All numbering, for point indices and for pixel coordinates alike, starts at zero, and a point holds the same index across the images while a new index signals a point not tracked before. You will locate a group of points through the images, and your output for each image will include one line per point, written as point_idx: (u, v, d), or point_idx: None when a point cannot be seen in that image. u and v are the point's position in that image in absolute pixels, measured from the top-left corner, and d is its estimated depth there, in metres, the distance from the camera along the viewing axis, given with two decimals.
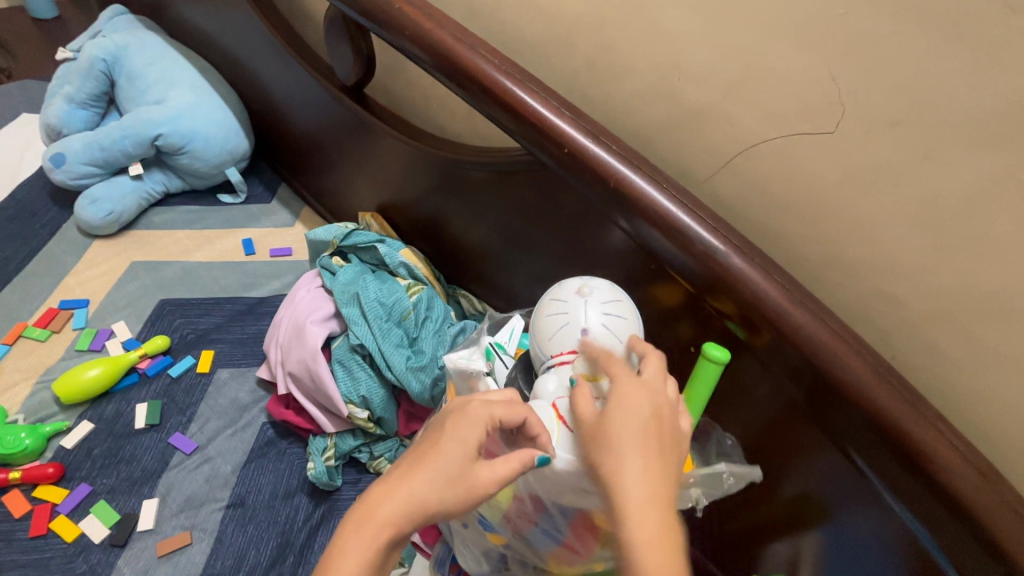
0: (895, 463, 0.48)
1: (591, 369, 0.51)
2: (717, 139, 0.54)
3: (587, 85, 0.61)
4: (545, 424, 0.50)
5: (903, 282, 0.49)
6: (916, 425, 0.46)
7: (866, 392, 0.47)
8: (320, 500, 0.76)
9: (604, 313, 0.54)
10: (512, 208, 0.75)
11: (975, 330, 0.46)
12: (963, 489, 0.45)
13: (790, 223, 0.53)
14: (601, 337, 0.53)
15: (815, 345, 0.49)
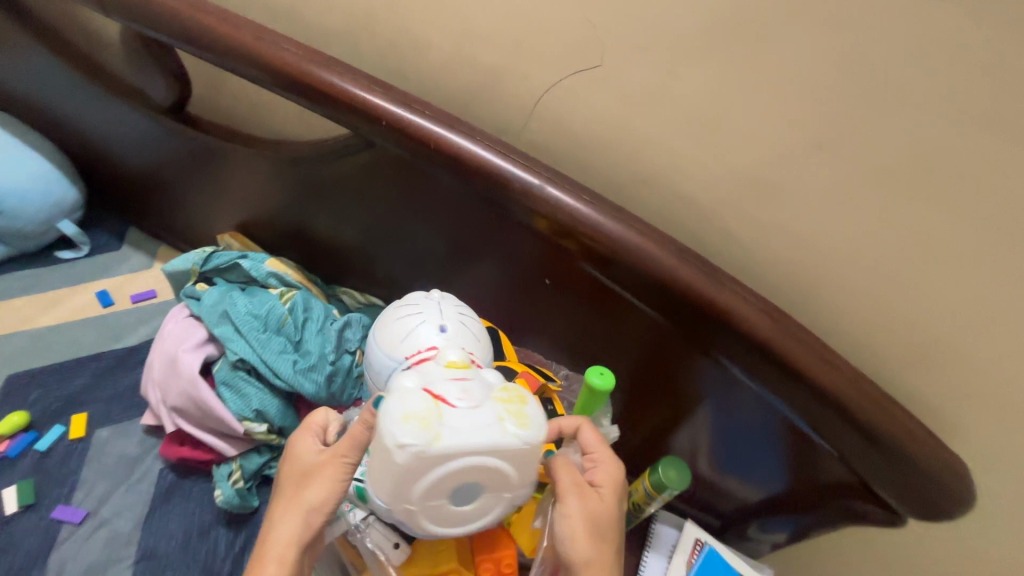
0: (710, 325, 0.58)
1: (458, 354, 0.55)
2: (518, 90, 0.60)
3: (399, 63, 0.64)
4: (421, 404, 0.47)
5: (690, 182, 0.57)
6: (715, 289, 0.56)
7: (675, 273, 0.56)
8: (239, 526, 0.74)
9: (457, 314, 0.69)
10: (365, 195, 0.77)
11: (747, 208, 0.56)
12: (755, 327, 0.56)
13: (595, 153, 0.60)
14: (455, 331, 0.65)
15: (630, 246, 0.57)
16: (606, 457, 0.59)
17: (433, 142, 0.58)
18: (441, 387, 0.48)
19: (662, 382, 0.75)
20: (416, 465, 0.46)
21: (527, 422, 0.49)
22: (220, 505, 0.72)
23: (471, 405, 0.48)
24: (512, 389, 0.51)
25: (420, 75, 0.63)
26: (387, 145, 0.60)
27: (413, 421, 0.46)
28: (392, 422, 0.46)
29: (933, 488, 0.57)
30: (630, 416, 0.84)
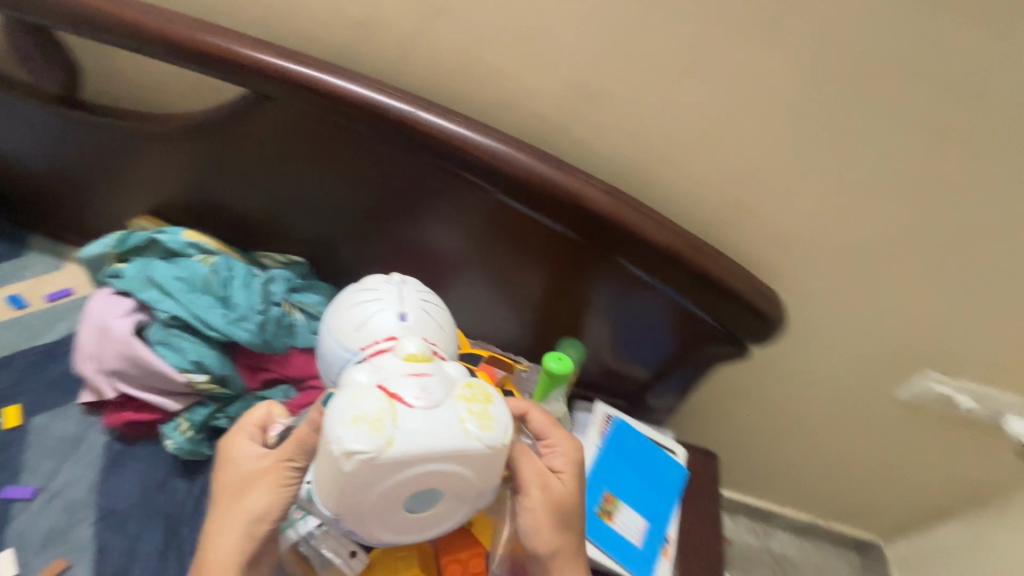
0: (569, 209, 0.73)
1: (419, 349, 0.64)
2: (386, 37, 0.70)
3: (278, 25, 0.73)
4: (377, 407, 0.56)
5: (539, 99, 0.71)
6: (566, 176, 0.71)
7: (533, 169, 0.71)
8: (196, 476, 0.80)
9: (420, 299, 0.74)
10: (267, 156, 0.85)
11: (585, 112, 0.70)
12: (600, 202, 0.72)
13: (461, 85, 0.72)
14: (418, 320, 0.71)
15: (495, 153, 0.70)
16: (563, 439, 0.69)
17: (315, 86, 0.68)
18: (398, 392, 0.58)
19: (556, 285, 0.88)
20: (365, 469, 0.54)
21: (475, 425, 0.58)
22: (173, 454, 0.79)
23: (426, 407, 0.58)
24: (471, 390, 0.60)
25: (298, 33, 0.72)
26: (276, 93, 0.69)
27: (365, 422, 0.54)
28: (346, 424, 0.54)
29: (740, 300, 0.77)
30: (536, 325, 0.97)
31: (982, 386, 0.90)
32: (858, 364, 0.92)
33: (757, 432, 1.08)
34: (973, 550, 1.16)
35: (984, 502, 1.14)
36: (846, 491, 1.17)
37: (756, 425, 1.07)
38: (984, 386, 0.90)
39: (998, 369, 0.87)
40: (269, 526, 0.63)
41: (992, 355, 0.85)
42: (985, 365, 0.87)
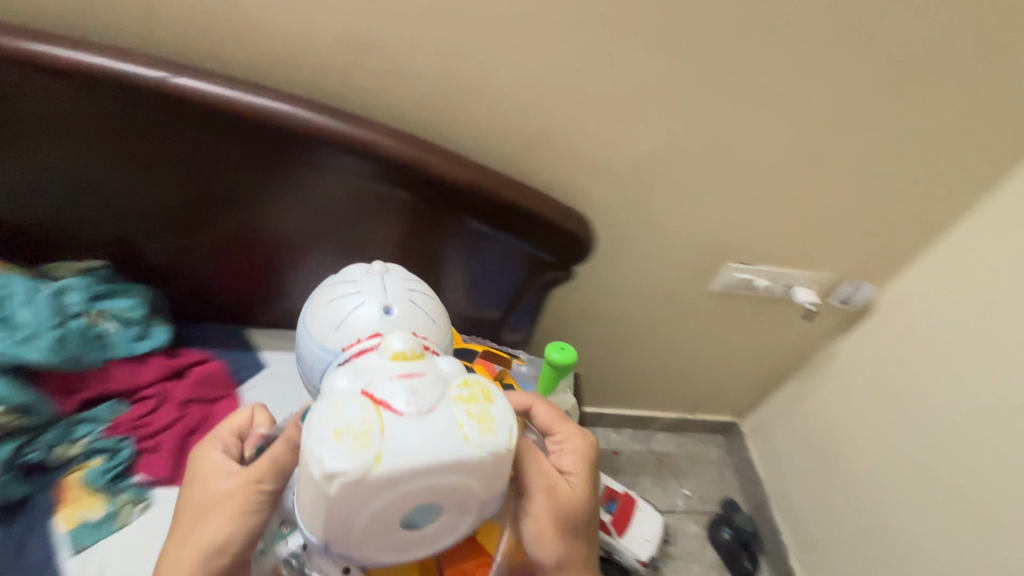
0: (376, 163, 0.79)
1: (408, 346, 0.57)
2: (150, 9, 0.71)
3: (28, 6, 0.70)
4: (359, 415, 0.48)
5: (320, 57, 0.75)
6: (365, 132, 0.77)
7: (333, 128, 0.75)
8: (22, 515, 0.74)
9: (401, 287, 0.74)
10: (41, 158, 0.78)
11: (366, 66, 0.76)
12: (401, 154, 0.78)
13: (240, 51, 0.74)
14: (402, 312, 0.71)
15: (293, 116, 0.74)
16: (574, 437, 0.70)
17: (94, 70, 0.69)
18: (385, 397, 0.51)
19: (390, 246, 0.92)
20: (349, 492, 0.47)
21: (484, 427, 0.51)
22: None
23: (418, 412, 0.50)
24: (472, 387, 0.53)
25: (55, 14, 0.71)
26: (55, 80, 0.70)
27: (348, 436, 0.47)
28: (323, 440, 0.47)
29: (557, 232, 0.90)
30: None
31: (765, 267, 1.10)
32: (672, 265, 1.08)
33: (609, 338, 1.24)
34: (795, 403, 1.43)
35: (794, 363, 1.40)
36: (687, 372, 1.39)
37: (607, 334, 1.22)
38: (766, 266, 1.10)
39: (772, 247, 1.07)
40: (226, 558, 0.58)
41: (764, 236, 1.04)
42: (762, 246, 1.06)
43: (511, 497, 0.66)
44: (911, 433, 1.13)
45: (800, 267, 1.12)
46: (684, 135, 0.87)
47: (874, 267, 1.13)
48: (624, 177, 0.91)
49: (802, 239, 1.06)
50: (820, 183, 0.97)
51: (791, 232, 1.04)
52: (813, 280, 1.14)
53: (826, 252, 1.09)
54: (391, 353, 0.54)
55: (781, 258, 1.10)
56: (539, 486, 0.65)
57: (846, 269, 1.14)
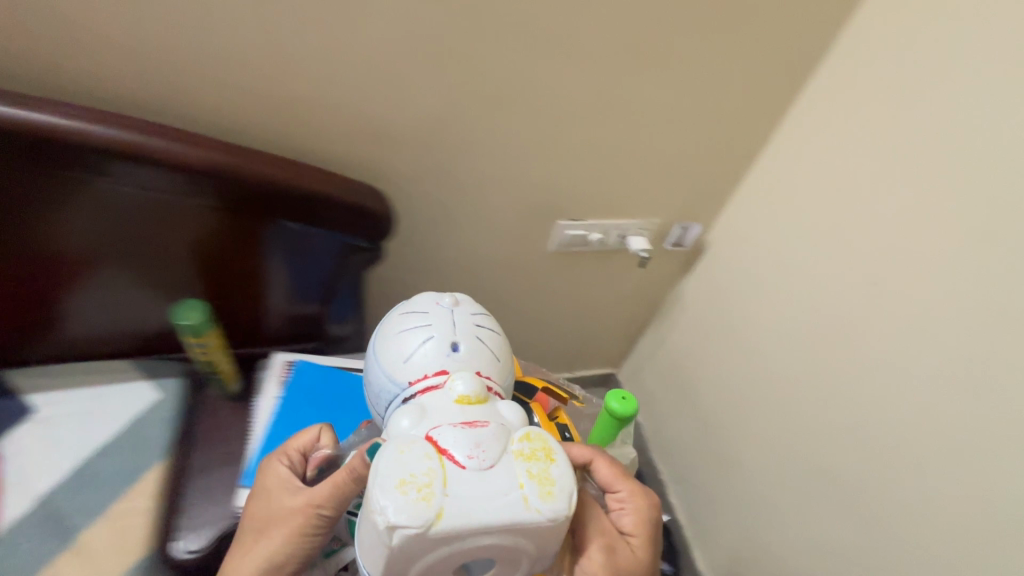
0: (151, 166, 0.71)
1: (470, 391, 0.67)
2: None
3: None
4: (420, 468, 0.57)
5: (49, 56, 0.68)
6: (129, 133, 0.69)
7: (93, 133, 0.67)
8: None
9: (472, 325, 0.75)
10: None
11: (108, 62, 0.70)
12: (175, 152, 0.71)
13: None
14: (467, 350, 0.74)
15: (39, 123, 0.65)
16: (630, 504, 0.78)
17: None
18: (452, 445, 0.59)
19: (195, 248, 0.85)
20: (410, 541, 0.54)
21: (546, 500, 0.58)
22: None
23: (478, 468, 0.58)
24: (529, 447, 0.62)
25: None
26: None
27: (413, 487, 0.55)
28: (387, 489, 0.55)
29: (363, 211, 0.85)
30: (188, 288, 0.93)
31: (592, 220, 1.13)
32: (504, 230, 1.09)
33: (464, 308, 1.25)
34: (658, 348, 1.52)
35: (653, 308, 1.47)
36: (552, 337, 1.43)
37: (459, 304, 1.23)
38: (592, 220, 1.13)
39: (597, 200, 1.09)
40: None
41: (585, 190, 1.06)
42: (584, 199, 1.08)
43: (565, 552, 0.74)
44: (745, 358, 1.23)
45: (628, 217, 1.16)
46: (477, 93, 0.85)
47: (699, 208, 1.19)
48: (423, 141, 0.89)
49: (623, 189, 1.09)
50: (629, 132, 0.99)
51: (611, 184, 1.07)
52: (643, 229, 1.18)
53: (650, 199, 1.13)
54: (458, 398, 0.64)
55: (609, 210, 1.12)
56: (590, 537, 0.73)
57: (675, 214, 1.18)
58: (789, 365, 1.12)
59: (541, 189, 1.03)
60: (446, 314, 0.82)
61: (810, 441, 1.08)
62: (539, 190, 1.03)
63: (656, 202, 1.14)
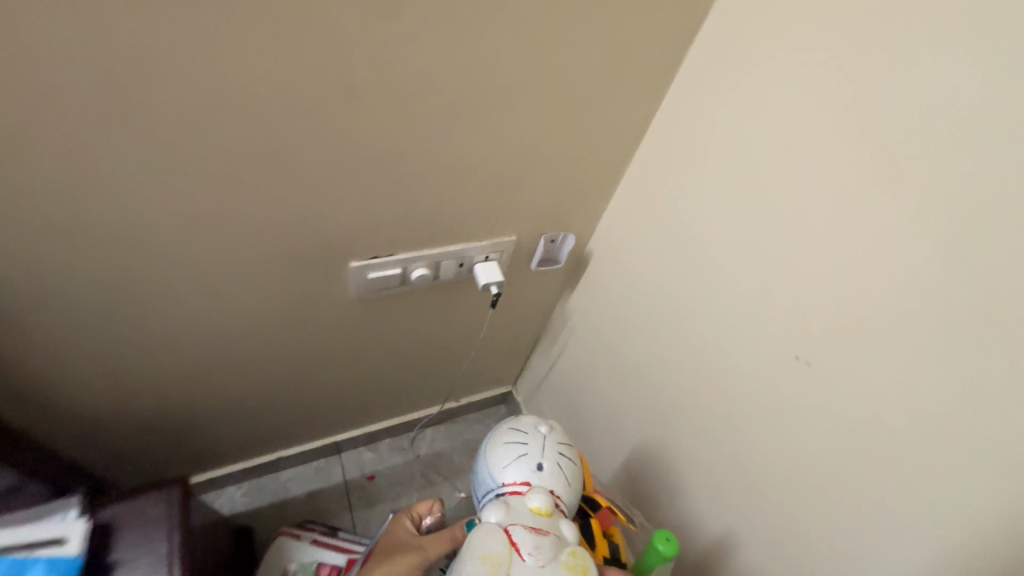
0: None
1: (543, 503, 0.85)
2: None
3: None
4: (501, 550, 0.77)
5: None
6: None
7: None
8: None
9: (556, 453, 0.94)
10: None
11: None
12: None
13: None
14: (552, 471, 0.91)
15: None
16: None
17: None
18: (516, 534, 0.80)
19: None
20: None
21: None
22: None
23: (537, 562, 0.76)
24: (578, 563, 0.77)
25: None
26: None
27: (490, 562, 0.76)
28: (475, 559, 0.77)
29: None
30: None
31: (413, 251, 0.80)
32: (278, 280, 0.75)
33: (268, 370, 0.93)
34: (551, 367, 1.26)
35: (540, 325, 1.19)
36: (414, 374, 1.14)
37: (259, 367, 0.91)
38: (413, 249, 0.80)
39: (408, 223, 0.76)
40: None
41: (382, 214, 0.72)
42: (387, 224, 0.75)
43: None
44: (637, 394, 0.98)
45: (465, 240, 0.83)
46: (129, 95, 0.51)
47: (567, 213, 0.88)
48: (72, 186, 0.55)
49: (445, 205, 0.76)
50: (434, 135, 0.67)
51: (423, 201, 0.74)
52: (496, 255, 0.83)
53: (489, 212, 0.80)
54: (534, 506, 0.83)
55: (435, 232, 0.80)
56: None
57: (532, 224, 0.86)
58: (685, 409, 0.88)
59: (311, 219, 0.69)
60: (539, 438, 0.95)
61: (707, 502, 0.86)
62: (311, 221, 0.70)
63: (499, 213, 0.81)
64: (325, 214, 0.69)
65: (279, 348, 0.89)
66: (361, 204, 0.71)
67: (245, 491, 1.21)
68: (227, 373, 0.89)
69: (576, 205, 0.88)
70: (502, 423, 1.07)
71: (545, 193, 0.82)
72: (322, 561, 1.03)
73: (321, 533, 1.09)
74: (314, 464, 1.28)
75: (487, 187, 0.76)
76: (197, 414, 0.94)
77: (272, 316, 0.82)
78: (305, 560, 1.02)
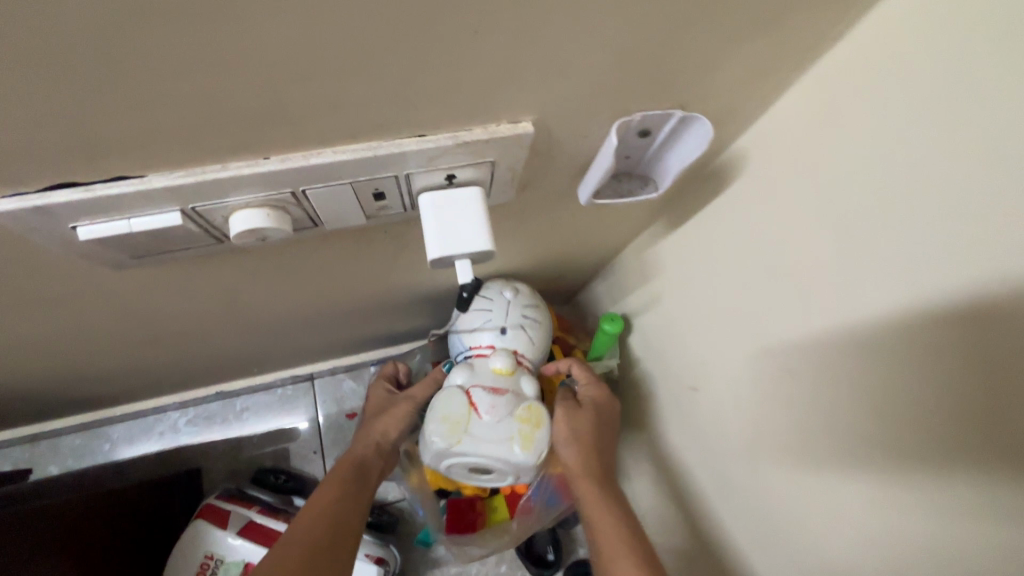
0: None
1: (508, 363, 0.54)
2: None
3: None
4: (457, 410, 0.51)
5: None
6: None
7: None
8: None
9: (521, 314, 0.58)
10: None
11: None
12: None
13: None
14: (516, 335, 0.57)
15: None
16: (576, 437, 0.53)
17: None
18: (475, 397, 0.52)
19: None
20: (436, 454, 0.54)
21: (532, 449, 0.51)
22: None
23: (498, 417, 0.51)
24: (536, 412, 0.52)
25: None
26: None
27: (445, 421, 0.51)
28: (431, 419, 0.52)
29: None
30: None
31: (209, 175, 0.25)
32: None
33: (88, 354, 0.52)
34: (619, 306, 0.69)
35: (594, 263, 0.66)
36: (364, 319, 0.65)
37: (67, 355, 0.50)
38: (206, 171, 0.24)
39: (149, 157, 0.23)
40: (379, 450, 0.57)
41: (15, 145, 0.20)
42: (61, 170, 0.22)
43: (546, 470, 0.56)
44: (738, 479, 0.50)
45: (388, 142, 0.26)
46: None
47: (697, 94, 0.29)
48: None
49: (249, 101, 0.21)
50: None
51: (139, 92, 0.19)
52: (475, 177, 0.30)
53: (433, 105, 0.24)
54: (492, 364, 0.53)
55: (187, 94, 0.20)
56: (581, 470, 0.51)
57: (581, 126, 0.29)
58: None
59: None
60: (501, 300, 0.58)
61: None
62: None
63: (474, 108, 0.25)
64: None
65: (76, 340, 0.47)
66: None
67: (192, 417, 0.96)
68: None
69: (729, 80, 0.29)
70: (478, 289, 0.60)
71: (630, 39, 0.23)
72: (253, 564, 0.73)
73: (261, 510, 0.78)
74: (279, 391, 0.98)
75: (398, 35, 0.20)
76: (30, 392, 0.60)
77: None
78: (230, 561, 0.73)
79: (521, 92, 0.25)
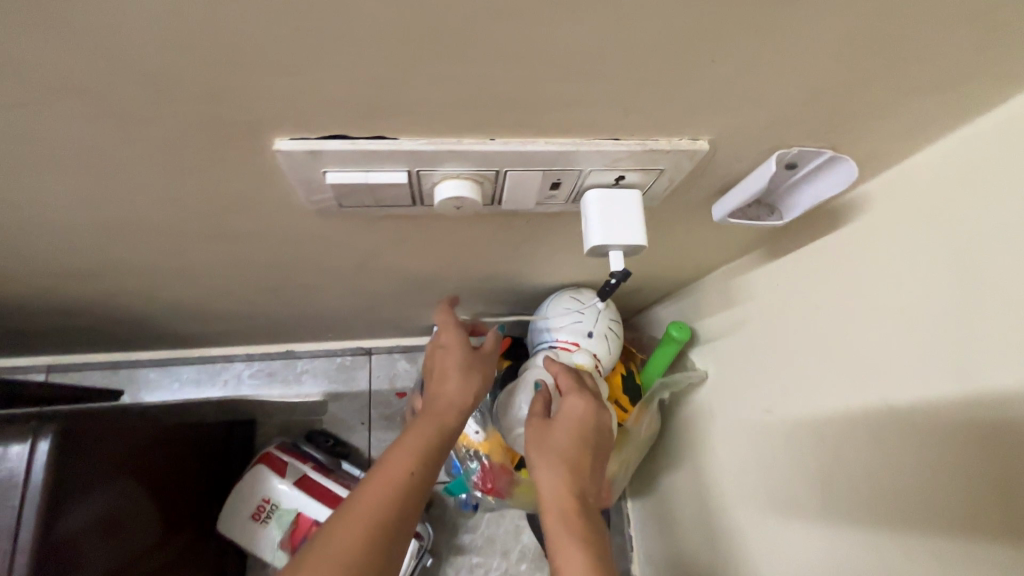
0: None
1: (589, 363, 0.60)
2: None
3: None
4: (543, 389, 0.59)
5: None
6: None
7: None
8: None
9: (608, 323, 0.63)
10: None
11: None
12: None
13: None
14: (599, 341, 0.62)
15: None
16: (544, 455, 0.48)
17: None
18: None
19: None
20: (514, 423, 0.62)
21: None
22: None
23: None
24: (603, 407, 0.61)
25: None
26: None
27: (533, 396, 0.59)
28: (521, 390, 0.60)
29: None
30: None
31: (447, 146, 0.30)
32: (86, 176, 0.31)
33: (220, 292, 0.58)
34: (691, 327, 0.72)
35: (673, 282, 0.70)
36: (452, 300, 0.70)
37: (206, 290, 0.57)
38: (445, 142, 0.30)
39: (415, 123, 0.28)
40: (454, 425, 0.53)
41: (337, 99, 0.25)
42: (347, 128, 0.28)
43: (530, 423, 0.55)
44: (802, 500, 0.52)
45: (589, 142, 0.31)
46: None
47: (851, 136, 0.33)
48: None
49: (519, 85, 0.25)
50: None
51: (452, 67, 0.23)
52: (639, 182, 0.35)
53: (644, 114, 0.29)
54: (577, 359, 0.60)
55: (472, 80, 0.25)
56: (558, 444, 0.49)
57: (749, 147, 0.33)
58: None
59: (132, 103, 0.24)
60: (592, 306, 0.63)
61: None
62: (127, 105, 0.24)
63: (672, 122, 0.30)
64: (144, 96, 0.24)
65: (227, 278, 0.53)
66: (245, 70, 0.23)
67: (256, 371, 1.02)
68: (123, 287, 0.53)
69: (881, 128, 0.33)
70: (569, 287, 0.65)
71: (821, 82, 0.27)
72: (305, 514, 0.78)
73: (315, 467, 0.83)
74: (338, 360, 1.03)
75: (666, 48, 0.24)
76: (152, 320, 0.67)
77: (178, 247, 0.43)
78: (283, 507, 0.78)
79: (719, 113, 0.29)
